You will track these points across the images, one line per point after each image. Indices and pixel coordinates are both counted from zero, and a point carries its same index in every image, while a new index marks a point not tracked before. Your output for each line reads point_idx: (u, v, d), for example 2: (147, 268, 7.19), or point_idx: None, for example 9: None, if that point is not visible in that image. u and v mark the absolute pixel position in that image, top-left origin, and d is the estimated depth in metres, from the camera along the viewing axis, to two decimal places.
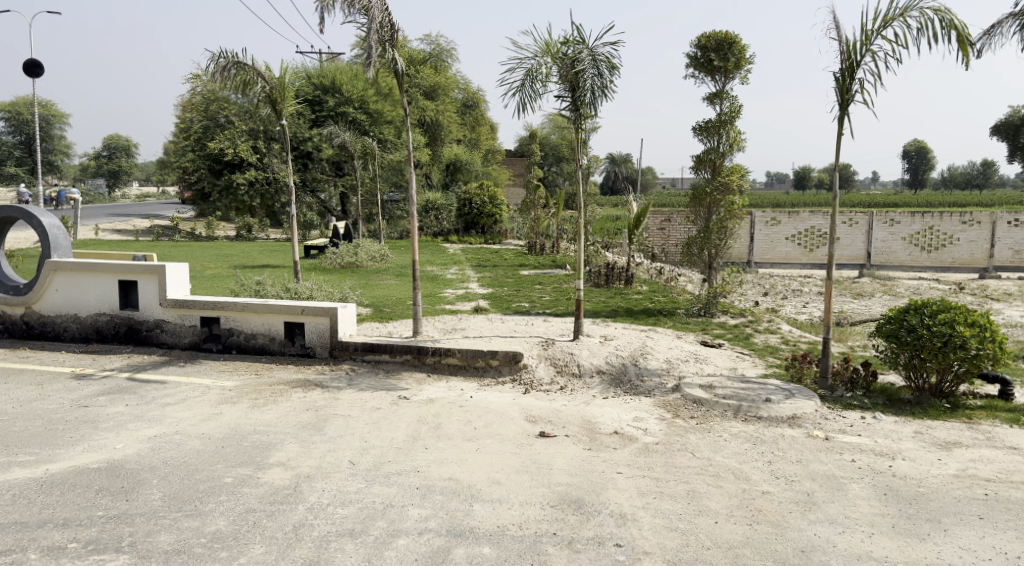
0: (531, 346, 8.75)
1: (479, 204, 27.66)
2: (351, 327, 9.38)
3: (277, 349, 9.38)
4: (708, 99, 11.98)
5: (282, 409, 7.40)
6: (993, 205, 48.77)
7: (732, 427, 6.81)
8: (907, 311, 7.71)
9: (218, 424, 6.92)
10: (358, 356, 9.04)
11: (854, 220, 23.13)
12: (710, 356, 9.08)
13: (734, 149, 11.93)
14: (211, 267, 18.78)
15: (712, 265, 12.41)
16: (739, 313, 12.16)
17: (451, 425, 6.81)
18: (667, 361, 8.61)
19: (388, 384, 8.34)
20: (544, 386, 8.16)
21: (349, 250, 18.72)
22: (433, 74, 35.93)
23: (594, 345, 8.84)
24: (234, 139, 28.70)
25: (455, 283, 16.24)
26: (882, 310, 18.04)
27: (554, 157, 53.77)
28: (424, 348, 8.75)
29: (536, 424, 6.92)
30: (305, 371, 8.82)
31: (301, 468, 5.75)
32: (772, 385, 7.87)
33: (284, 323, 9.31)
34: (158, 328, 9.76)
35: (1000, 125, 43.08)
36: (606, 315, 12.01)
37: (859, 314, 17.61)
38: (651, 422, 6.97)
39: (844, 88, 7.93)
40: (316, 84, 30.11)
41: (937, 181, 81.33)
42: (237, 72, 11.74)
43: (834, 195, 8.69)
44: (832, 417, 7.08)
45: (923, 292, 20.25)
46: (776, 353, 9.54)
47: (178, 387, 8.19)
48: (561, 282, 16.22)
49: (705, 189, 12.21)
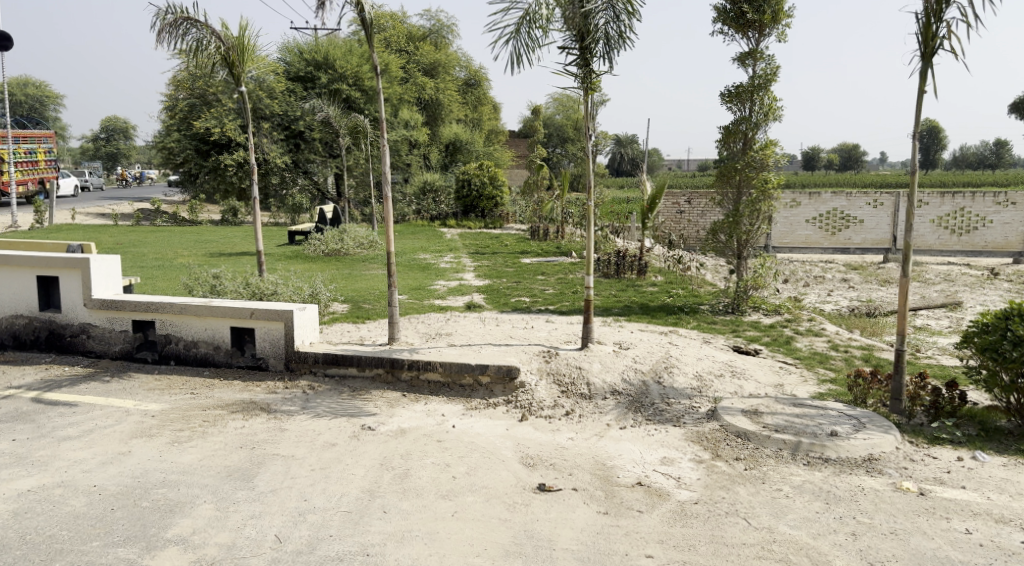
0: (529, 358, 7.09)
1: (479, 185, 25.91)
2: (312, 334, 7.73)
3: (223, 360, 7.76)
4: (740, 59, 10.24)
5: (208, 447, 5.77)
6: (1010, 186, 46.54)
7: (794, 475, 5.16)
8: (1009, 317, 6.01)
9: (119, 471, 5.32)
10: (319, 370, 7.40)
11: (879, 201, 21.14)
12: (750, 370, 7.40)
13: (770, 118, 10.19)
14: (184, 256, 17.11)
15: (742, 254, 10.69)
16: (773, 310, 10.43)
17: (423, 472, 5.20)
18: (698, 378, 6.94)
19: (353, 407, 6.70)
20: (546, 410, 6.52)
21: (335, 236, 17.06)
22: (433, 51, 34.47)
23: (607, 356, 7.19)
24: (221, 117, 26.87)
25: (450, 273, 14.59)
26: (916, 300, 16.38)
27: (559, 137, 51.87)
28: (398, 361, 7.11)
29: (535, 469, 5.28)
30: (253, 390, 7.18)
31: (205, 551, 4.16)
32: (834, 412, 6.20)
33: (230, 329, 7.69)
34: (85, 333, 8.16)
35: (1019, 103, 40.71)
36: (618, 312, 10.41)
37: (891, 304, 15.99)
38: (685, 467, 5.32)
39: (929, 33, 6.18)
40: (308, 59, 28.47)
41: (949, 161, 79.10)
42: (188, 30, 10.04)
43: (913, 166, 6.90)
44: (921, 459, 5.42)
45: (956, 278, 18.61)
46: (827, 365, 7.92)
47: (91, 413, 6.56)
48: (567, 272, 14.58)
49: (734, 164, 10.47)
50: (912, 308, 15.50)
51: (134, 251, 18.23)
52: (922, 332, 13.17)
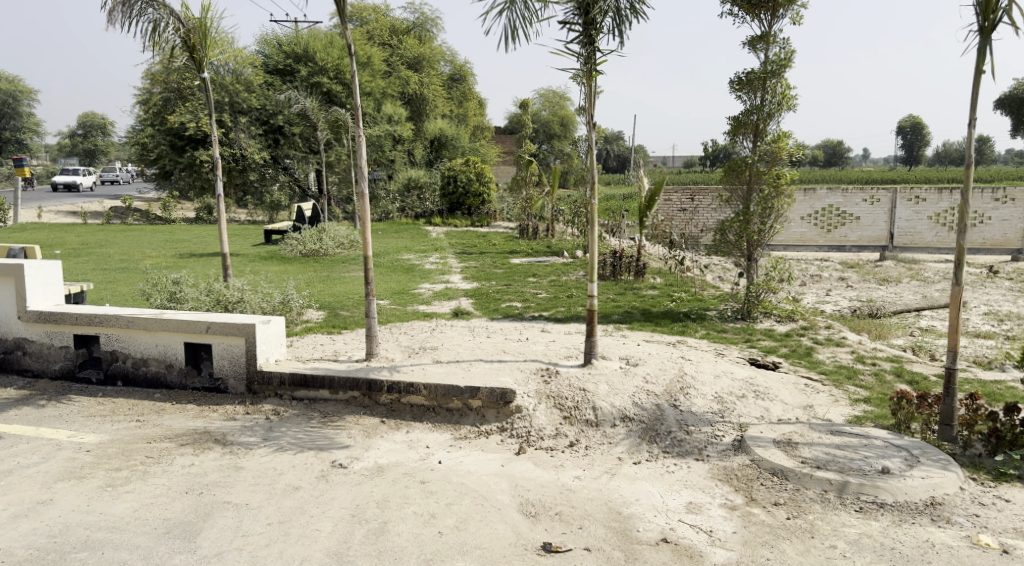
0: (525, 379, 6.22)
1: (465, 181, 24.94)
2: (278, 350, 6.80)
3: (176, 380, 6.82)
4: (750, 43, 9.41)
5: (146, 492, 4.85)
6: (996, 182, 45.96)
7: (847, 528, 4.34)
8: None
9: (34, 527, 4.40)
10: (285, 393, 6.47)
11: (875, 198, 20.51)
12: (774, 388, 6.57)
13: (784, 108, 9.38)
14: (152, 257, 16.06)
15: (752, 256, 9.85)
16: (786, 316, 9.61)
17: (404, 526, 4.33)
18: (718, 400, 6.10)
19: (323, 438, 5.79)
20: (547, 442, 5.66)
21: (313, 235, 16.09)
22: (417, 44, 33.57)
23: (615, 375, 6.31)
24: (197, 111, 25.67)
25: (435, 275, 13.70)
26: (917, 299, 15.71)
27: (546, 134, 49.76)
28: (376, 383, 6.20)
29: (537, 522, 4.41)
30: (208, 417, 6.25)
31: None
32: (879, 442, 5.38)
33: (184, 345, 6.75)
34: (20, 350, 7.18)
35: (1006, 99, 40.24)
36: (619, 319, 9.56)
37: (893, 304, 15.30)
38: (716, 517, 4.49)
39: (990, 5, 5.35)
40: (288, 52, 27.46)
41: (933, 157, 78.99)
42: (143, 9, 9.04)
43: (968, 158, 6.07)
44: (992, 503, 4.62)
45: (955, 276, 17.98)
46: (856, 382, 7.10)
47: (15, 446, 5.61)
48: (560, 274, 13.72)
49: (745, 159, 9.65)
50: (917, 309, 14.81)
51: (99, 251, 17.22)
52: (932, 336, 12.45)
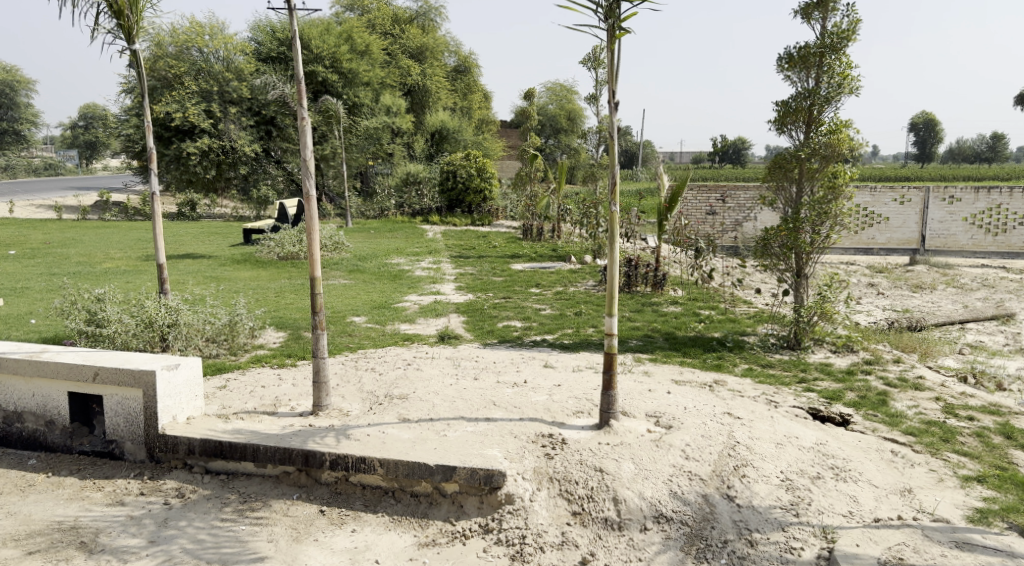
0: (522, 452, 4.52)
1: (465, 176, 23.15)
2: (190, 403, 5.13)
3: (59, 441, 5.15)
4: (802, 10, 7.72)
5: None
6: (1008, 181, 43.93)
7: None
8: None
9: None
10: (196, 464, 4.81)
11: (906, 198, 18.62)
12: (857, 462, 4.83)
13: (844, 91, 7.67)
14: (112, 260, 14.35)
15: (802, 271, 8.13)
16: (843, 346, 7.91)
17: None
18: (786, 486, 4.39)
19: (233, 540, 4.13)
20: (551, 554, 3.99)
21: (292, 237, 14.41)
22: (419, 34, 31.71)
23: (642, 446, 4.59)
24: (183, 101, 23.01)
25: (423, 284, 12.03)
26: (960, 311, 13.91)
27: (553, 128, 48.02)
28: (313, 457, 4.51)
29: None
30: (86, 500, 4.57)
31: None
32: None
33: (68, 395, 5.08)
34: None
35: None
36: (637, 346, 7.88)
37: (933, 314, 13.53)
38: None
39: None
40: (280, 39, 25.73)
41: (947, 153, 76.67)
42: None
43: None
44: None
45: (997, 282, 16.20)
46: (956, 448, 5.37)
47: None
48: (567, 283, 12.03)
49: (793, 155, 8.00)
50: (960, 320, 12.92)
51: (58, 252, 15.53)
52: (986, 355, 10.63)
